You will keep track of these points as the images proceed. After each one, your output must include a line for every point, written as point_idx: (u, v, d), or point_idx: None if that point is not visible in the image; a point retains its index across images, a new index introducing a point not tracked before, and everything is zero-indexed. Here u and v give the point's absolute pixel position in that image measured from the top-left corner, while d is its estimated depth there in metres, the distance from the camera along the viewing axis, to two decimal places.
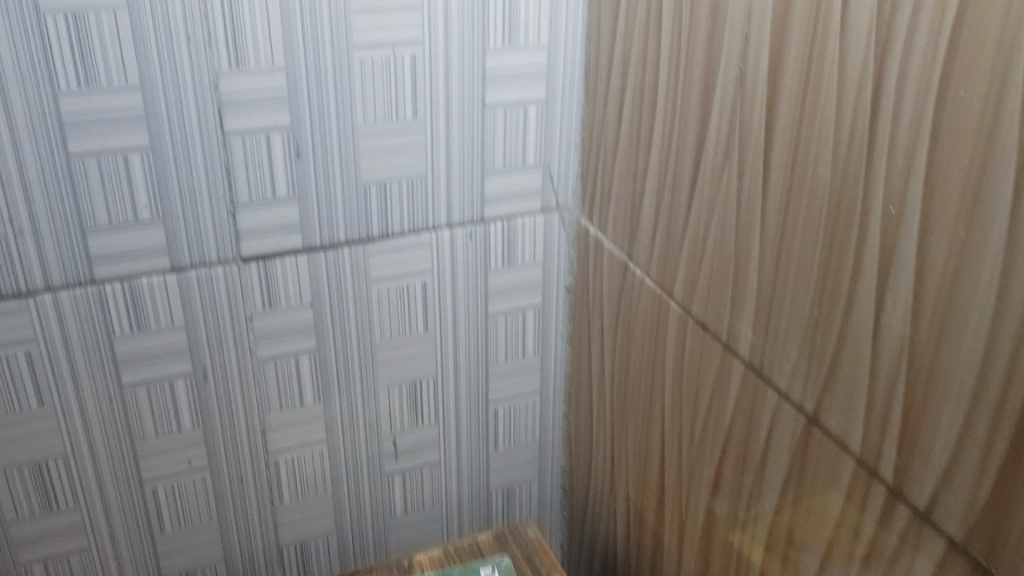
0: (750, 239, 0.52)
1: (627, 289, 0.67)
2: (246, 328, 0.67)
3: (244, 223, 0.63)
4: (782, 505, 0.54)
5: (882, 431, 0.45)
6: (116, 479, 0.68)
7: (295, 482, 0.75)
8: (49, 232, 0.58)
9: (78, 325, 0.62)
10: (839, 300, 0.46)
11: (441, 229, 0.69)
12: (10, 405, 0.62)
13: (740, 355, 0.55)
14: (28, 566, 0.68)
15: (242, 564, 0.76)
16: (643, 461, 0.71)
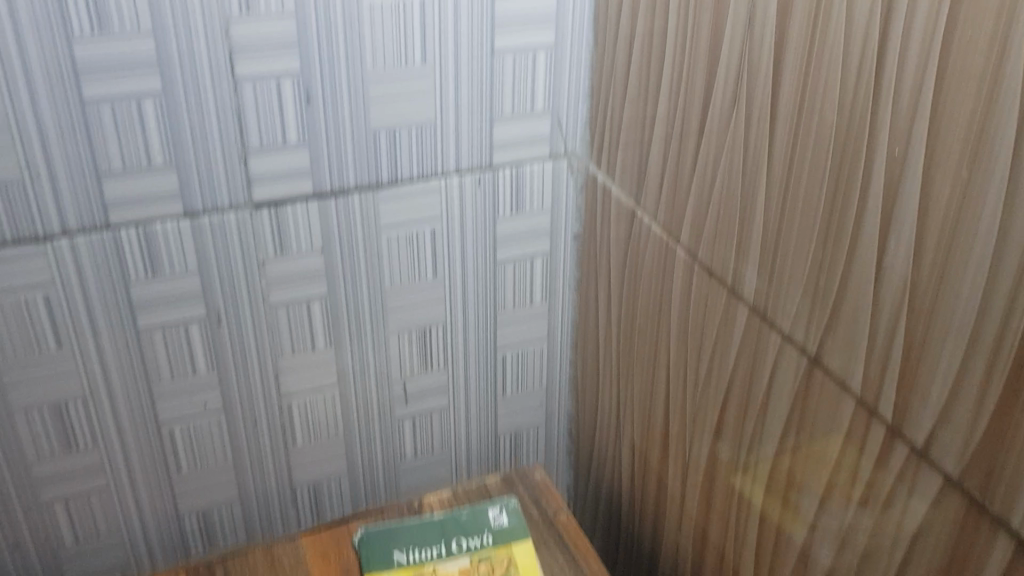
0: (756, 184, 0.53)
1: (634, 236, 0.68)
2: (258, 274, 0.68)
3: (256, 169, 0.64)
4: (783, 445, 0.56)
5: (882, 372, 0.46)
6: (133, 421, 0.70)
7: (307, 425, 0.76)
8: (65, 177, 0.59)
9: (95, 269, 0.63)
10: (843, 244, 0.47)
11: (449, 176, 0.70)
12: (30, 348, 0.64)
13: (744, 299, 0.56)
14: (49, 504, 0.70)
15: (256, 503, 0.78)
16: (648, 405, 0.72)
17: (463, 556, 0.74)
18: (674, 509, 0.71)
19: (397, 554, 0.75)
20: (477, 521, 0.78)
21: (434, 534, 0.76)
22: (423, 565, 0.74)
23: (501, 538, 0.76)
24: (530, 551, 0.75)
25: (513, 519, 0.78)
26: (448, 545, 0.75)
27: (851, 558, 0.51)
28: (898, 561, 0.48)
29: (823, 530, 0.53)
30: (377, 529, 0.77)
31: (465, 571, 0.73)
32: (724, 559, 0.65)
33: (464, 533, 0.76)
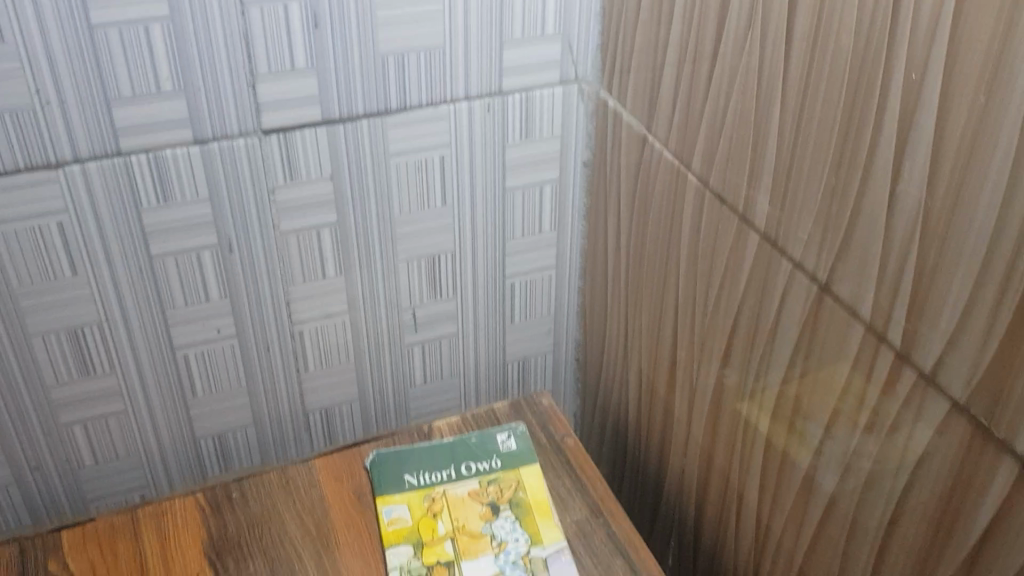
0: (770, 110, 0.53)
1: (645, 163, 0.68)
2: (268, 200, 0.68)
3: (265, 95, 0.63)
4: (790, 371, 0.57)
5: (893, 298, 0.47)
6: (148, 346, 0.71)
7: (319, 351, 0.77)
8: (75, 104, 0.59)
9: (107, 196, 0.63)
10: (857, 170, 0.47)
11: (458, 102, 0.70)
12: (45, 274, 0.64)
13: (755, 226, 0.56)
14: (69, 427, 0.72)
15: (270, 426, 0.80)
16: (656, 332, 0.73)
17: (472, 480, 0.76)
18: (680, 433, 0.72)
19: (408, 477, 0.77)
20: (485, 446, 0.79)
21: (444, 458, 0.78)
22: (433, 487, 0.76)
23: (509, 462, 0.78)
24: (538, 474, 0.77)
25: (521, 443, 0.80)
26: (458, 469, 0.77)
27: (855, 481, 0.53)
28: (901, 483, 0.49)
29: (828, 454, 0.54)
30: (388, 452, 0.79)
31: (474, 495, 0.75)
32: (729, 482, 0.66)
33: (473, 457, 0.78)
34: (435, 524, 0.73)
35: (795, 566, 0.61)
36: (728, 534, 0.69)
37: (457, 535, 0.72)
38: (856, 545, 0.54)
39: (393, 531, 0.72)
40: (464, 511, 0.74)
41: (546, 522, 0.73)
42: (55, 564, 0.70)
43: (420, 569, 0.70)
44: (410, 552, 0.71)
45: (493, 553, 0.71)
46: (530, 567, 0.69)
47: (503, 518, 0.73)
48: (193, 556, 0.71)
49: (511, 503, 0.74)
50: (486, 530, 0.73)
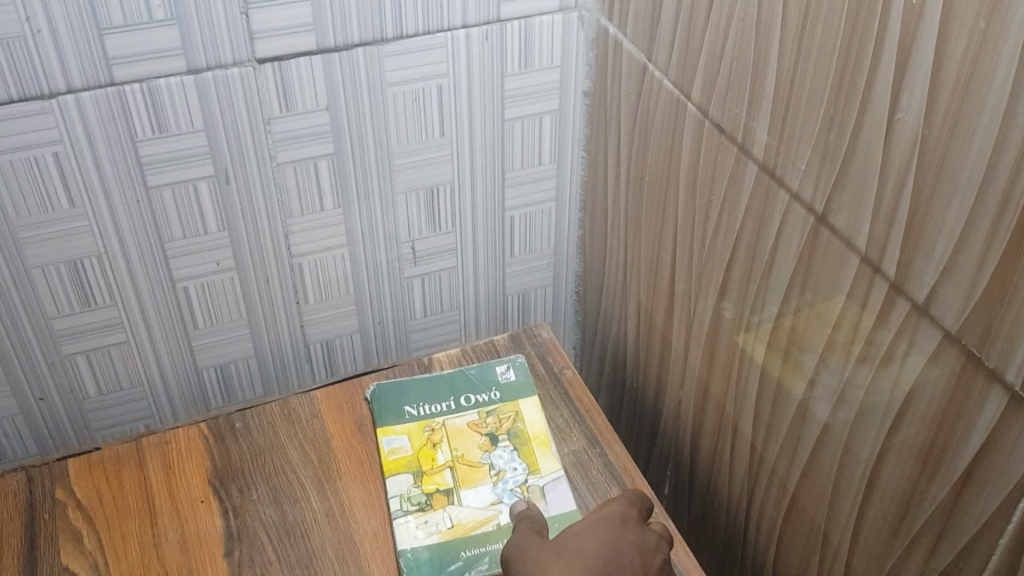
0: (770, 36, 0.52)
1: (645, 92, 0.67)
2: (264, 131, 0.67)
3: (259, 24, 0.62)
4: (786, 303, 0.57)
5: (888, 228, 0.47)
6: (148, 278, 0.71)
7: (319, 284, 0.78)
8: (66, 33, 0.58)
9: (102, 127, 0.62)
10: (856, 98, 0.46)
11: (456, 31, 0.68)
12: (43, 206, 0.64)
13: (754, 157, 0.56)
14: (72, 358, 0.73)
15: (272, 358, 0.81)
16: (655, 265, 0.73)
17: (471, 412, 0.77)
18: (678, 365, 0.73)
19: (408, 408, 0.77)
20: (485, 378, 0.80)
21: (444, 390, 0.79)
22: (433, 418, 0.77)
23: (508, 394, 0.79)
24: (537, 405, 0.78)
25: (521, 375, 0.80)
26: (457, 400, 0.78)
27: (848, 411, 0.53)
28: (893, 413, 0.49)
29: (822, 384, 0.55)
30: (389, 384, 0.80)
31: (473, 426, 0.76)
32: (725, 413, 0.67)
33: (472, 389, 0.79)
34: (435, 454, 0.74)
35: (788, 494, 0.62)
36: (723, 464, 0.69)
37: (457, 464, 0.73)
38: (848, 473, 0.55)
39: (393, 461, 0.73)
40: (463, 441, 0.75)
41: (543, 451, 0.74)
42: (62, 492, 0.72)
43: (420, 497, 0.71)
44: (410, 480, 0.72)
45: (491, 481, 0.72)
46: (528, 496, 0.71)
47: (502, 448, 0.74)
48: (197, 485, 0.72)
49: (509, 433, 0.75)
50: (485, 459, 0.74)
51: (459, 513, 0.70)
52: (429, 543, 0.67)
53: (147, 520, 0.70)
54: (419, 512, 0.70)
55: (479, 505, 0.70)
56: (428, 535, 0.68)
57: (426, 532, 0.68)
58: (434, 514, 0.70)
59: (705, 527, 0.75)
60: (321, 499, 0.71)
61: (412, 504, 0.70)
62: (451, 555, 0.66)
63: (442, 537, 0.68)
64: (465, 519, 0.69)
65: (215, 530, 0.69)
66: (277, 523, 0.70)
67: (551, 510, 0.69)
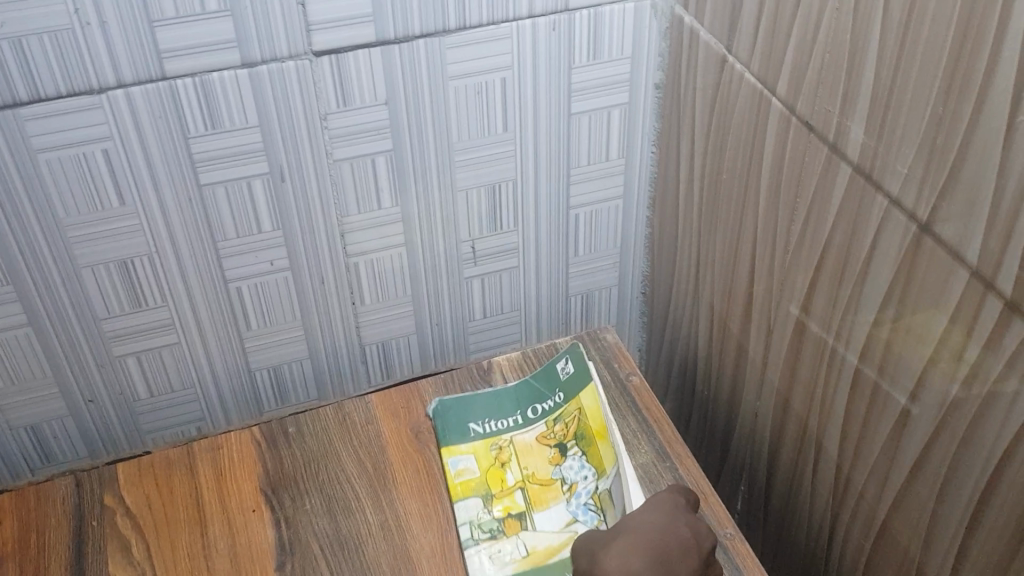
0: (869, 25, 0.47)
1: (724, 85, 0.62)
2: (320, 127, 0.64)
3: (316, 14, 0.59)
4: (881, 316, 0.52)
5: (1005, 242, 0.42)
6: (201, 278, 0.69)
7: (375, 284, 0.75)
8: (117, 26, 0.55)
9: (153, 122, 0.60)
10: (971, 93, 0.42)
11: (522, 20, 0.65)
12: (93, 205, 0.62)
13: (848, 158, 0.51)
14: (122, 359, 0.71)
15: (326, 360, 0.78)
16: (731, 268, 0.68)
17: (538, 424, 0.74)
18: (754, 376, 0.68)
19: (473, 426, 0.74)
20: (546, 380, 0.76)
21: (507, 403, 0.75)
22: (500, 436, 0.73)
23: (570, 391, 0.74)
24: (593, 392, 0.73)
25: (578, 365, 0.75)
26: (524, 414, 0.75)
27: (951, 436, 0.48)
28: (1004, 443, 0.45)
29: (921, 407, 0.50)
30: (451, 399, 0.75)
31: (541, 439, 0.73)
32: (807, 430, 0.63)
33: (537, 397, 0.75)
34: (503, 475, 0.71)
35: (878, 520, 0.57)
36: (804, 483, 0.65)
37: (528, 484, 0.70)
38: (948, 505, 0.50)
39: (460, 484, 0.70)
40: (532, 458, 0.72)
41: (606, 446, 0.70)
42: (111, 497, 0.70)
43: (492, 523, 0.67)
44: (480, 505, 0.69)
45: (563, 499, 0.69)
46: (601, 507, 0.67)
47: (572, 457, 0.71)
48: (249, 493, 0.70)
49: (576, 438, 0.72)
50: (556, 475, 0.70)
51: (533, 539, 0.66)
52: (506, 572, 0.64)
53: (198, 529, 0.68)
54: (491, 539, 0.66)
55: (554, 527, 0.67)
56: (502, 565, 0.64)
57: (500, 561, 0.64)
58: (507, 541, 0.66)
59: (782, 547, 0.71)
60: (376, 511, 0.69)
61: (484, 531, 0.67)
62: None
63: (518, 566, 0.64)
64: (540, 544, 0.66)
65: (267, 541, 0.67)
66: (331, 535, 0.67)
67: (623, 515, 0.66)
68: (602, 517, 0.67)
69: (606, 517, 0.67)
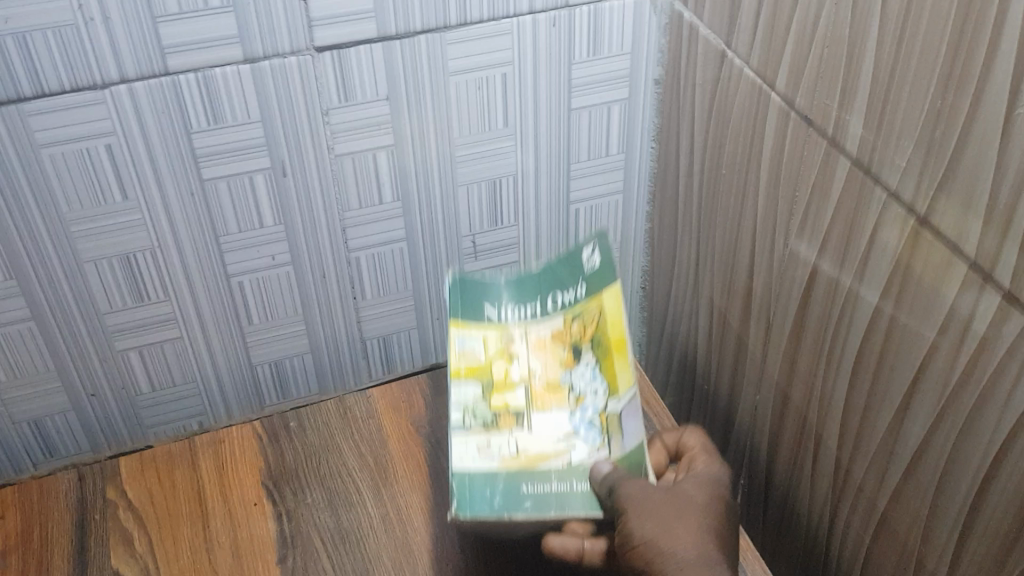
0: (868, 20, 0.47)
1: (724, 80, 0.63)
2: (322, 123, 0.65)
3: (318, 10, 0.59)
4: (879, 309, 0.52)
5: (1003, 234, 0.42)
6: (203, 273, 0.69)
7: (376, 278, 0.75)
8: (120, 21, 0.56)
9: (156, 117, 0.60)
10: (969, 84, 0.42)
11: (522, 16, 0.65)
12: (96, 200, 0.62)
13: (847, 152, 0.52)
14: (124, 353, 0.71)
15: (328, 355, 0.78)
16: (730, 263, 0.69)
17: (555, 317, 0.68)
18: (754, 368, 0.69)
19: (489, 310, 0.68)
20: (571, 267, 0.68)
21: (527, 290, 0.69)
22: (514, 325, 0.68)
23: (594, 284, 0.66)
24: (619, 295, 0.64)
25: (605, 258, 0.66)
26: (544, 303, 0.69)
27: (950, 427, 0.49)
28: (1002, 435, 0.45)
29: (920, 398, 0.51)
30: (471, 278, 0.69)
31: (557, 337, 0.67)
32: (806, 422, 0.63)
33: (560, 284, 0.68)
34: (511, 367, 0.66)
35: (877, 512, 0.57)
36: (803, 475, 0.65)
37: (532, 383, 0.66)
38: (947, 496, 0.50)
39: (461, 364, 0.65)
40: (544, 354, 0.67)
41: (622, 364, 0.63)
42: (113, 491, 0.70)
43: (486, 414, 0.63)
44: (478, 394, 0.64)
45: (568, 409, 0.64)
46: (606, 429, 0.62)
47: (585, 365, 0.66)
48: (251, 487, 0.71)
49: (592, 343, 0.65)
50: (565, 380, 0.66)
51: (527, 442, 0.62)
52: (492, 471, 0.59)
53: (200, 523, 0.68)
54: (483, 429, 0.62)
55: (552, 435, 0.63)
56: (490, 460, 0.60)
57: (489, 456, 0.61)
58: (498, 435, 0.62)
59: (782, 540, 0.71)
60: (378, 504, 0.69)
61: (475, 420, 0.63)
62: (514, 487, 0.59)
63: (503, 465, 0.60)
64: (533, 449, 0.62)
65: (269, 534, 0.67)
66: (333, 528, 0.68)
67: (626, 447, 0.60)
68: (605, 441, 0.61)
69: (610, 443, 0.61)
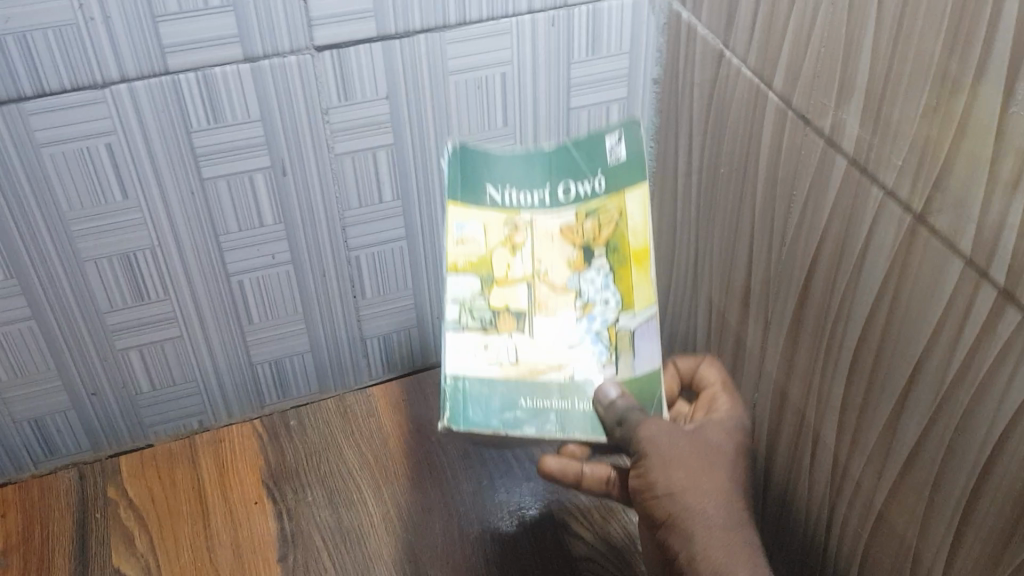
0: (865, 18, 0.47)
1: (722, 80, 0.63)
2: (322, 122, 0.65)
3: (317, 10, 0.60)
4: (876, 306, 0.52)
5: (998, 231, 0.42)
6: (204, 272, 0.69)
7: (376, 277, 0.75)
8: (120, 21, 0.56)
9: (156, 117, 0.60)
10: (964, 81, 0.42)
11: (521, 16, 0.65)
12: (96, 199, 0.63)
13: (844, 151, 0.52)
14: (125, 352, 0.71)
15: (328, 354, 0.79)
16: (729, 261, 0.69)
17: (566, 210, 0.58)
18: (753, 367, 0.69)
19: (489, 191, 0.57)
20: (589, 154, 0.58)
21: (537, 173, 0.58)
22: (518, 213, 0.58)
23: (614, 181, 0.57)
24: (646, 204, 0.56)
25: (632, 150, 0.57)
26: (553, 191, 0.58)
27: (947, 424, 0.49)
28: (998, 432, 0.45)
29: (917, 395, 0.51)
30: (470, 150, 0.58)
31: (567, 233, 0.58)
32: (805, 419, 0.63)
33: (573, 173, 0.58)
34: (512, 257, 0.57)
35: (875, 510, 0.58)
36: (801, 473, 0.65)
37: (534, 278, 0.58)
38: (944, 493, 0.51)
39: (460, 255, 0.56)
40: (551, 248, 0.58)
41: (642, 278, 0.58)
42: (115, 490, 0.71)
43: (484, 312, 0.57)
44: (475, 288, 0.56)
45: (573, 315, 0.58)
46: (614, 344, 0.58)
47: (596, 269, 0.58)
48: (252, 485, 0.71)
49: (608, 247, 0.58)
50: (572, 284, 0.58)
51: (527, 348, 0.57)
52: (490, 379, 0.56)
53: (201, 522, 0.68)
54: (481, 329, 0.56)
55: (555, 341, 0.57)
56: (489, 367, 0.56)
57: (487, 364, 0.56)
58: (497, 337, 0.57)
59: (781, 539, 0.71)
60: (378, 502, 0.69)
61: (473, 319, 0.56)
62: (512, 401, 0.56)
63: (504, 372, 0.56)
64: (533, 358, 0.57)
65: (268, 532, 0.68)
66: (333, 526, 0.68)
67: (637, 370, 0.57)
68: (613, 358, 0.57)
69: (618, 360, 0.57)
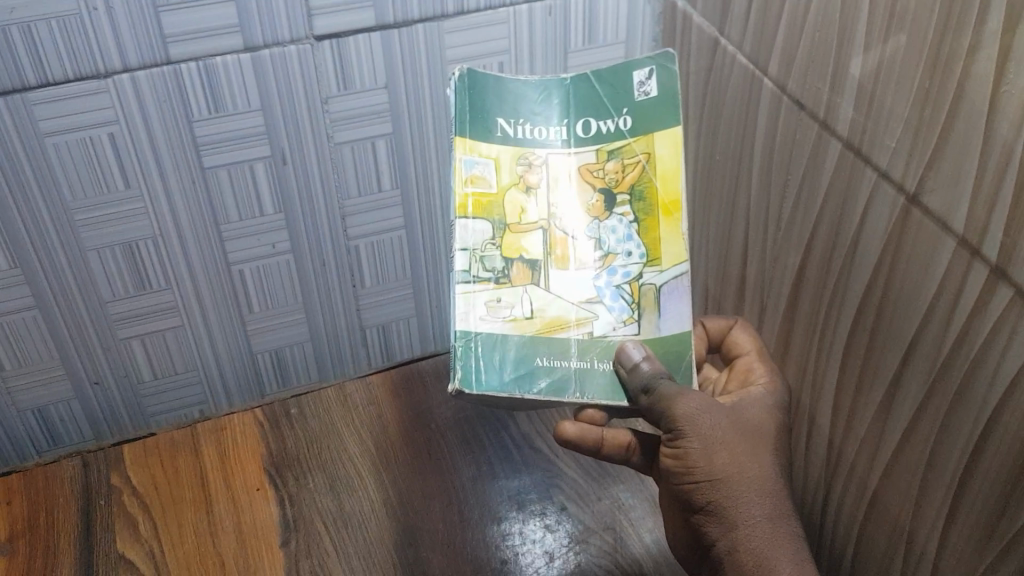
0: (859, 2, 0.49)
1: (717, 68, 0.64)
2: (321, 110, 0.66)
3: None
4: (870, 289, 0.53)
5: (989, 210, 0.43)
6: (205, 262, 0.70)
7: (375, 266, 0.76)
8: (123, 11, 0.56)
9: (157, 106, 0.61)
10: (957, 61, 0.43)
11: (519, 5, 0.66)
12: (99, 189, 0.63)
13: (837, 134, 0.53)
14: (127, 342, 0.72)
15: (327, 344, 0.79)
16: (724, 248, 0.70)
17: (587, 148, 0.59)
18: None
19: (502, 125, 0.59)
20: (613, 89, 0.59)
21: (559, 107, 0.60)
22: (530, 149, 0.59)
23: (640, 121, 0.59)
24: (675, 142, 0.58)
25: (663, 87, 0.58)
26: (572, 127, 0.59)
27: (940, 403, 0.50)
28: (990, 408, 0.46)
29: (911, 374, 0.52)
30: (483, 76, 0.59)
31: (587, 173, 0.59)
32: (801, 404, 0.64)
33: (595, 109, 0.59)
34: (526, 202, 0.59)
35: (869, 493, 0.58)
36: (797, 458, 0.66)
37: (550, 227, 0.59)
38: (937, 472, 0.51)
39: (470, 195, 0.57)
40: (569, 194, 0.59)
41: (669, 231, 0.58)
42: (118, 479, 0.72)
43: (497, 262, 0.57)
44: (488, 234, 0.58)
45: (593, 267, 0.59)
46: (638, 303, 0.58)
47: (618, 217, 0.59)
48: (253, 472, 0.72)
49: (632, 194, 0.59)
50: (591, 232, 0.59)
51: (543, 302, 0.58)
52: (504, 336, 0.56)
53: (203, 508, 0.69)
54: (494, 282, 0.57)
55: (572, 296, 0.58)
56: (502, 324, 0.57)
57: (501, 320, 0.57)
58: (510, 292, 0.57)
59: None
60: (379, 489, 0.70)
61: (485, 271, 0.57)
62: (526, 357, 0.56)
63: (514, 328, 0.57)
64: (550, 312, 0.58)
65: (270, 518, 0.68)
66: (334, 513, 0.68)
67: (662, 331, 0.57)
68: (635, 317, 0.58)
69: (641, 320, 0.58)
